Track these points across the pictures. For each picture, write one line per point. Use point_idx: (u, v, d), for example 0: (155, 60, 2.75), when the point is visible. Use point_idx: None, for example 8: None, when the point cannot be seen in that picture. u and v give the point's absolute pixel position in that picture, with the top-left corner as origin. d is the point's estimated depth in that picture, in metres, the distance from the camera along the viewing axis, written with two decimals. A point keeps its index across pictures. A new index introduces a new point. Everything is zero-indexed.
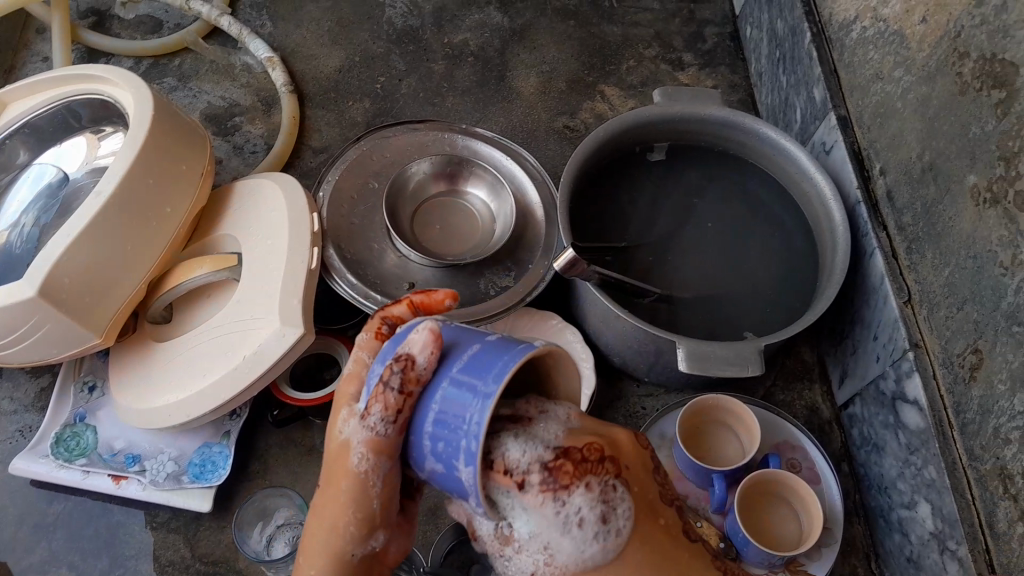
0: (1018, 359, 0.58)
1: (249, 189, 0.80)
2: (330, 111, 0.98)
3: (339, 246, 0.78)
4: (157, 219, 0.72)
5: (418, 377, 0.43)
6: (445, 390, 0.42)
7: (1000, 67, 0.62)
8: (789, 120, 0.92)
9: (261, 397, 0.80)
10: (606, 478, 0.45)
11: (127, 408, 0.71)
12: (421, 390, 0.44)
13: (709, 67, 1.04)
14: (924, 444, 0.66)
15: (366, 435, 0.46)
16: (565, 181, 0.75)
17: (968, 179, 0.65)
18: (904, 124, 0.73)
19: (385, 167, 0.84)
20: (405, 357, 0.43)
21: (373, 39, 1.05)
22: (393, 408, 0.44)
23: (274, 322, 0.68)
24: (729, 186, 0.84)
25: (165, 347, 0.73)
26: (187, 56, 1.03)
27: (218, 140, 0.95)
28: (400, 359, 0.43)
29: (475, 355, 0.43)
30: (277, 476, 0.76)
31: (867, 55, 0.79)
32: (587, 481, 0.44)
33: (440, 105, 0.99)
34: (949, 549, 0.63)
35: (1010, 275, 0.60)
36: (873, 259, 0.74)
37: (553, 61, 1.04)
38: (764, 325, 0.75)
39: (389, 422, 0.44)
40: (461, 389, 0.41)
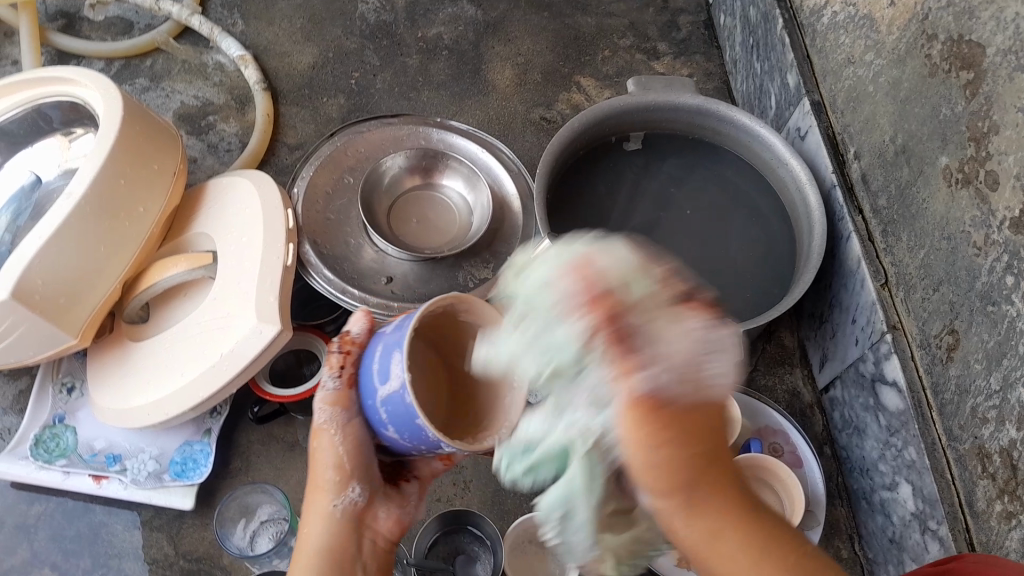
0: (994, 338, 0.59)
1: (223, 185, 0.79)
2: (304, 108, 0.98)
3: (315, 242, 0.77)
4: (130, 218, 0.71)
5: (354, 341, 0.55)
6: (381, 360, 0.51)
7: (968, 49, 0.62)
8: (764, 107, 0.93)
9: (241, 395, 0.79)
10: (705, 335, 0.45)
11: (105, 409, 0.71)
12: (357, 350, 0.55)
13: (684, 57, 1.04)
14: (903, 425, 0.66)
15: (342, 418, 0.55)
16: (541, 171, 0.75)
17: (939, 161, 0.65)
18: (877, 108, 0.73)
19: (359, 162, 0.84)
20: (348, 340, 0.55)
21: (346, 34, 1.04)
22: (340, 371, 0.55)
23: (251, 320, 0.67)
24: (706, 173, 0.84)
25: (141, 346, 0.72)
26: (159, 56, 1.02)
27: (191, 138, 0.94)
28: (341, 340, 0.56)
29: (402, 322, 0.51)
30: (259, 472, 0.75)
31: (838, 40, 0.79)
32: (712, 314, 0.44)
33: (415, 99, 0.99)
34: (930, 529, 0.64)
35: (983, 256, 0.60)
36: (850, 243, 0.74)
37: (528, 53, 1.04)
38: (743, 311, 0.75)
39: (338, 383, 0.55)
40: (387, 357, 0.50)
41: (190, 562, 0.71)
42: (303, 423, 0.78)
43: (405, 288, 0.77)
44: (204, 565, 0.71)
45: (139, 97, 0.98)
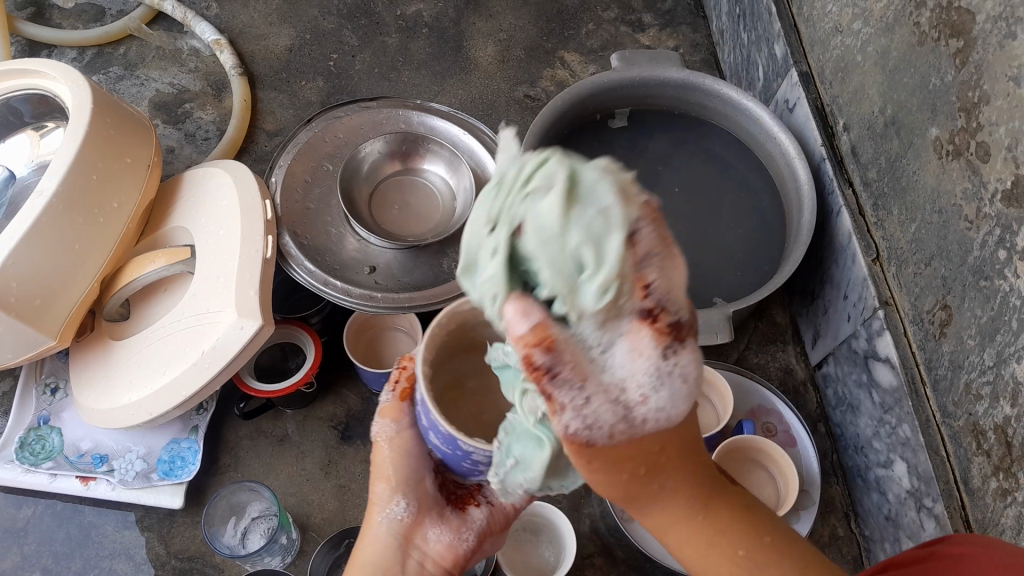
0: (987, 314, 0.58)
1: (200, 177, 0.77)
2: (282, 92, 0.95)
3: (296, 233, 0.76)
4: (106, 215, 0.70)
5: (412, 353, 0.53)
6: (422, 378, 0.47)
7: (958, 16, 0.60)
8: (752, 79, 0.91)
9: (228, 390, 0.78)
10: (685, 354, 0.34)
11: (89, 409, 0.70)
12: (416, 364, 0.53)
13: (669, 28, 1.02)
14: (897, 402, 0.66)
15: (391, 430, 0.52)
16: (524, 153, 0.74)
17: (930, 133, 0.63)
18: (865, 78, 0.72)
19: (338, 148, 0.82)
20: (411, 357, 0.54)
21: (323, 14, 1.02)
22: (394, 381, 0.54)
23: (232, 316, 0.66)
24: (693, 149, 0.82)
25: (123, 345, 0.71)
26: (132, 43, 0.99)
27: (168, 128, 0.93)
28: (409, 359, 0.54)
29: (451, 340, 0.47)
30: (249, 467, 0.75)
31: (825, 9, 0.77)
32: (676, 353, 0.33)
33: (396, 79, 0.97)
34: (926, 507, 0.63)
35: (974, 230, 0.59)
36: (840, 218, 0.73)
37: (510, 28, 1.02)
38: (732, 289, 0.74)
39: (389, 392, 0.54)
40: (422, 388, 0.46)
41: (182, 560, 0.71)
42: (292, 416, 0.77)
43: (389, 277, 0.76)
44: (196, 563, 0.71)
45: (113, 87, 0.96)
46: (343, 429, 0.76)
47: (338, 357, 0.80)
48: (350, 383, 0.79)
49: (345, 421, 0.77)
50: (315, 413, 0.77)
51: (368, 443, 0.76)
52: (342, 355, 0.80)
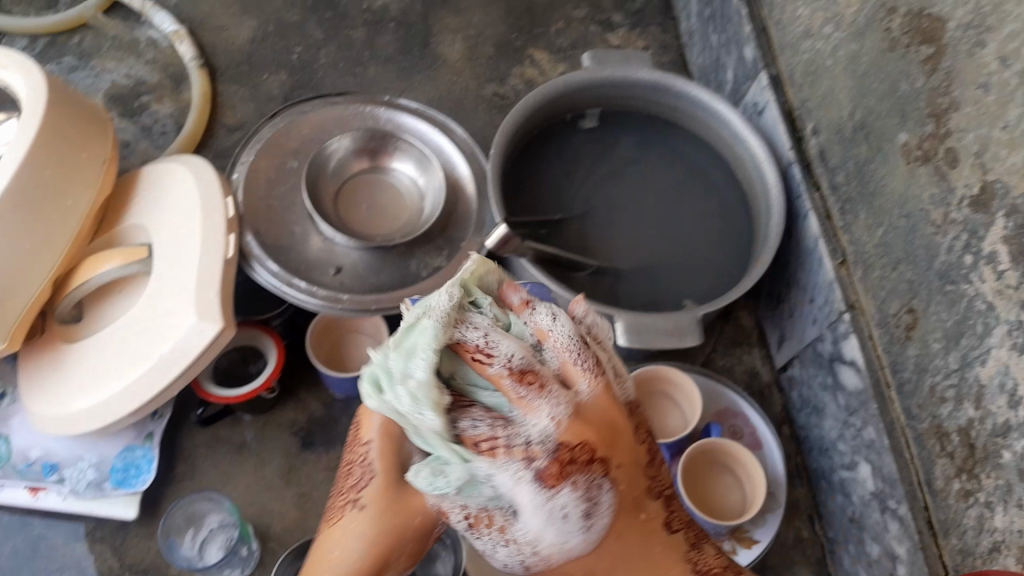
0: (954, 318, 0.58)
1: (157, 175, 0.75)
2: (243, 86, 0.93)
3: (259, 232, 0.74)
4: (57, 214, 0.67)
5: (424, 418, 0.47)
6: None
7: (928, 22, 0.61)
8: (720, 81, 0.91)
9: (186, 393, 0.76)
10: (594, 477, 0.41)
11: (39, 414, 0.67)
12: None
13: (639, 28, 1.02)
14: (862, 405, 0.66)
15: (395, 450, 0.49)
16: (495, 151, 0.72)
17: (899, 138, 0.64)
18: (834, 82, 0.72)
19: (303, 145, 0.80)
20: None
21: (287, 7, 0.99)
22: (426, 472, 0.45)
23: (190, 318, 0.64)
24: (662, 149, 0.82)
25: (75, 347, 0.68)
26: (87, 32, 0.96)
27: (124, 121, 0.89)
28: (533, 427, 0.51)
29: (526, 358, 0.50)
30: (207, 474, 0.72)
31: (795, 12, 0.78)
32: (573, 480, 0.40)
33: (361, 74, 0.95)
34: (890, 509, 0.63)
35: (942, 234, 0.59)
36: (808, 222, 0.73)
37: (480, 25, 1.00)
38: (703, 292, 0.74)
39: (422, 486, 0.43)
40: None
41: (136, 571, 0.68)
42: (252, 421, 0.75)
43: (355, 278, 0.74)
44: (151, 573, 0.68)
45: (66, 77, 0.92)
46: (305, 435, 0.75)
47: (300, 360, 0.78)
48: (312, 387, 0.77)
49: (307, 426, 0.75)
50: (274, 418, 0.75)
51: (331, 449, 0.74)
52: (305, 357, 0.79)
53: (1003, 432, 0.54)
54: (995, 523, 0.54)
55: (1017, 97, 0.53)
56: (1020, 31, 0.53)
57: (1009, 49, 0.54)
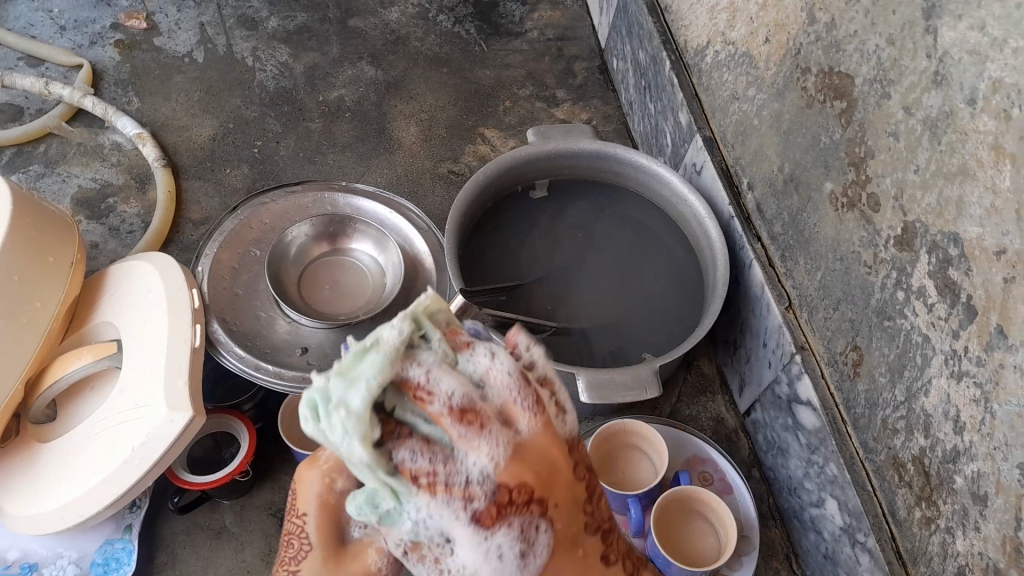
0: (894, 351, 0.61)
1: (124, 272, 0.77)
2: (207, 181, 0.96)
3: (225, 320, 0.76)
4: (27, 316, 0.69)
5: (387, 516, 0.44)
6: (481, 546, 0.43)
7: (839, 79, 0.66)
8: (661, 145, 0.96)
9: (162, 485, 0.77)
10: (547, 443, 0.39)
11: (14, 516, 0.67)
12: None
13: (582, 101, 1.07)
14: (822, 442, 0.68)
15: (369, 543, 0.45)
16: (451, 225, 0.76)
17: (825, 187, 0.68)
18: (763, 140, 0.77)
19: (265, 233, 0.83)
20: None
21: (246, 104, 1.04)
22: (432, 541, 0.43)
23: (159, 408, 0.65)
24: (611, 213, 0.86)
25: (48, 446, 0.69)
26: (52, 142, 0.99)
27: (91, 223, 0.92)
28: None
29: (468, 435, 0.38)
30: (187, 564, 0.72)
31: (722, 78, 0.83)
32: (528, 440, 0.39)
33: (321, 162, 0.99)
34: (860, 542, 0.64)
35: (874, 273, 0.63)
36: (752, 271, 0.76)
37: (431, 109, 1.05)
38: (660, 345, 0.77)
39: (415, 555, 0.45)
40: None
41: None
42: (229, 506, 0.75)
43: (322, 357, 0.76)
44: None
45: (34, 185, 0.95)
46: (283, 515, 0.75)
47: (275, 442, 0.79)
48: (289, 468, 0.78)
49: (285, 507, 0.76)
50: (252, 501, 0.76)
51: None
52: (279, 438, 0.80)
53: (953, 458, 0.56)
54: (956, 547, 0.55)
55: (923, 142, 0.58)
56: (919, 82, 0.58)
57: (911, 99, 0.59)
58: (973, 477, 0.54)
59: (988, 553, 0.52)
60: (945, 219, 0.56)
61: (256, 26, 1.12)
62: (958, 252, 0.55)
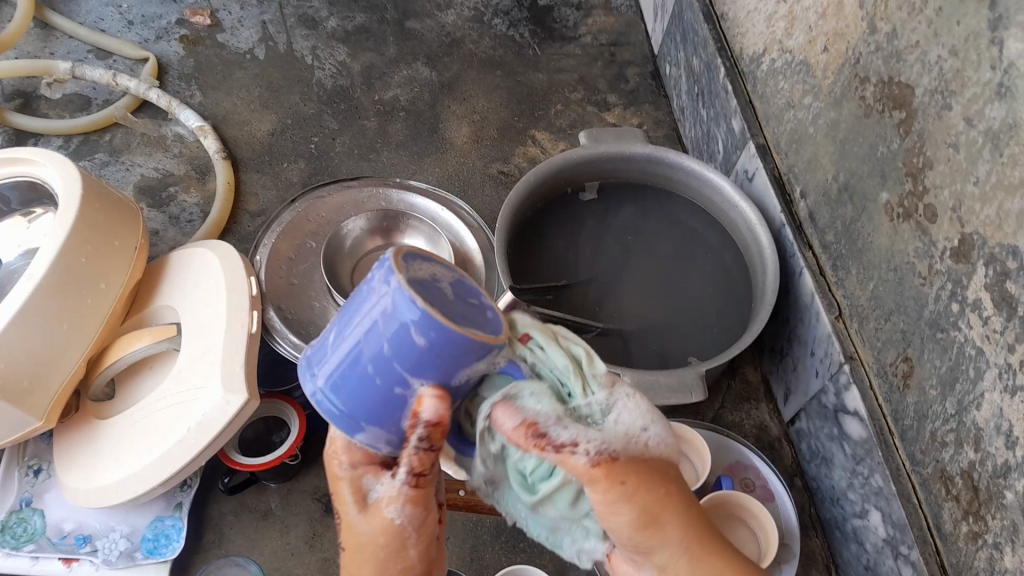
0: (946, 363, 0.60)
1: (183, 258, 0.80)
2: (264, 174, 0.99)
3: (280, 307, 0.78)
4: (92, 296, 0.71)
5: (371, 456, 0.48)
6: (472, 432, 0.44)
7: (899, 89, 0.66)
8: (713, 152, 0.96)
9: (211, 465, 0.79)
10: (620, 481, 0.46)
11: (72, 488, 0.70)
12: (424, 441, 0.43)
13: (633, 106, 1.08)
14: (868, 453, 0.67)
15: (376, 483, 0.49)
16: (502, 223, 0.77)
17: (881, 197, 0.68)
18: (818, 149, 0.76)
19: (321, 226, 0.85)
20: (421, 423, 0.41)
21: (304, 100, 1.06)
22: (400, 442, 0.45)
23: (215, 391, 0.67)
24: (661, 217, 0.86)
25: (107, 422, 0.71)
26: (118, 131, 1.02)
27: (153, 211, 0.95)
28: (417, 427, 0.42)
29: (455, 285, 0.42)
30: (233, 544, 0.74)
31: (777, 85, 0.83)
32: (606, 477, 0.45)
33: (375, 160, 1.01)
34: (903, 555, 0.63)
35: (928, 284, 0.62)
36: (802, 279, 0.76)
37: (484, 110, 1.07)
38: (707, 350, 0.76)
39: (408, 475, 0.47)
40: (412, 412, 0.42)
41: None
42: (275, 490, 0.77)
43: None
44: None
45: (99, 172, 0.98)
46: (327, 501, 0.77)
47: (322, 429, 0.81)
48: None
49: (329, 493, 0.77)
50: (298, 485, 0.77)
51: None
52: (326, 427, 0.81)
53: (1004, 473, 0.55)
54: (1004, 564, 0.55)
55: (983, 153, 0.57)
56: (981, 93, 0.57)
57: (972, 110, 0.58)
58: None
59: None
60: (1003, 231, 0.55)
61: (316, 25, 1.15)
62: (1016, 265, 0.54)
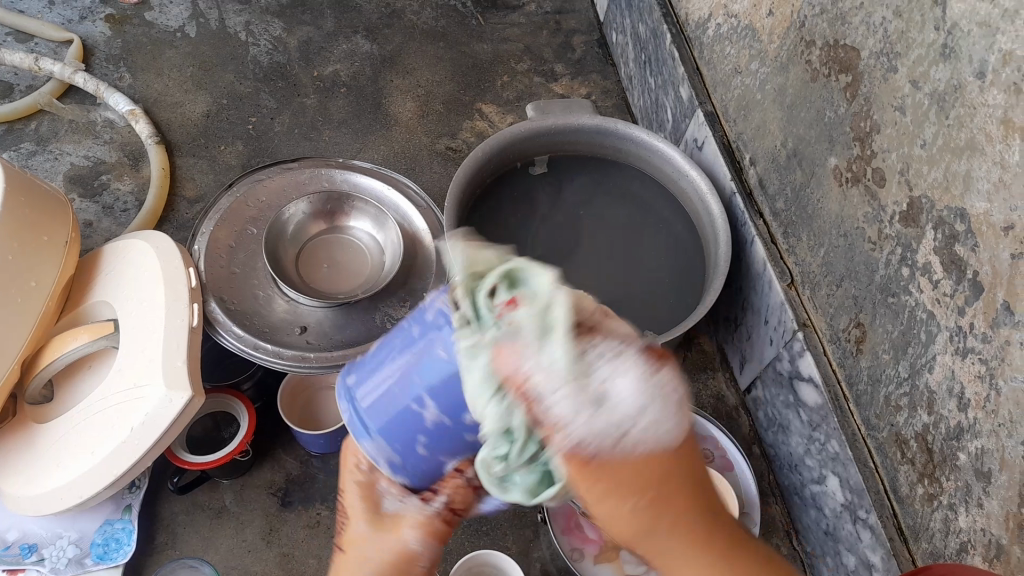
0: (898, 328, 0.60)
1: (118, 251, 0.76)
2: (201, 159, 0.95)
3: (222, 298, 0.75)
4: (21, 295, 0.68)
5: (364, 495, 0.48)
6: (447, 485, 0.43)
7: (844, 52, 0.65)
8: (661, 120, 0.95)
9: (160, 465, 0.76)
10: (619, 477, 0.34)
11: (12, 497, 0.67)
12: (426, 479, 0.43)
13: (581, 76, 1.06)
14: (824, 419, 0.67)
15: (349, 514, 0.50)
16: (450, 202, 0.75)
17: (829, 162, 0.67)
18: (766, 115, 0.76)
19: (261, 211, 0.82)
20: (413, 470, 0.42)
21: (239, 79, 1.02)
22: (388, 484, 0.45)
23: (157, 389, 0.64)
24: (611, 189, 0.85)
25: (45, 427, 0.68)
26: (43, 118, 0.97)
27: (85, 201, 0.91)
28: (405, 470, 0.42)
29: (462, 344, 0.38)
30: (187, 544, 0.72)
31: (724, 51, 0.82)
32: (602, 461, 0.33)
33: (317, 139, 0.97)
34: (861, 519, 0.64)
35: (878, 249, 0.62)
36: (754, 247, 0.76)
37: (428, 84, 1.04)
38: (662, 323, 0.76)
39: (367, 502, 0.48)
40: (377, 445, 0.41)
41: None
42: (229, 486, 0.75)
43: (321, 335, 0.75)
44: None
45: (25, 163, 0.93)
46: (283, 495, 0.75)
47: (274, 421, 0.79)
48: (288, 447, 0.78)
49: (284, 486, 0.76)
50: (252, 480, 0.76)
51: (310, 506, 0.75)
52: (278, 418, 0.79)
53: (957, 435, 0.55)
54: (959, 524, 0.55)
55: (929, 116, 0.57)
56: (926, 55, 0.57)
57: (917, 72, 0.58)
58: (977, 454, 0.53)
59: (991, 530, 0.52)
60: (951, 194, 0.55)
61: None
62: (964, 228, 0.54)
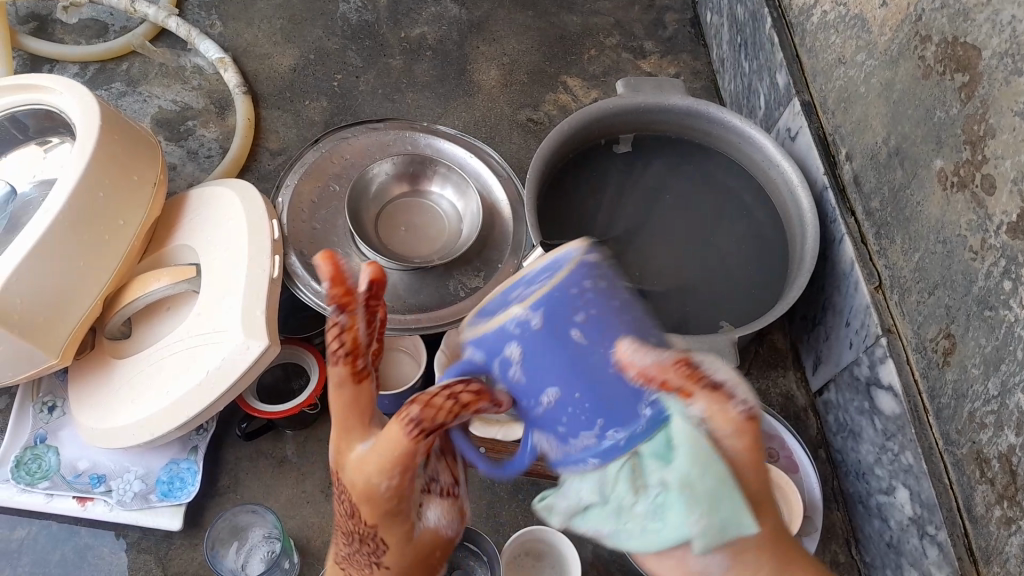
0: (991, 343, 0.58)
1: (204, 197, 0.77)
2: (286, 112, 0.95)
3: (301, 253, 0.76)
4: (109, 232, 0.69)
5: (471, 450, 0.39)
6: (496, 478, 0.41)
7: (963, 50, 0.62)
8: (753, 107, 0.92)
9: (227, 411, 0.78)
10: None
11: (88, 429, 0.68)
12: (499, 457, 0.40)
13: (670, 55, 1.03)
14: (900, 430, 0.65)
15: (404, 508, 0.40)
16: (533, 175, 0.74)
17: (935, 164, 0.64)
18: (869, 109, 0.73)
19: (344, 169, 0.83)
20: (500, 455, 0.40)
21: (328, 35, 1.02)
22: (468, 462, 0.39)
23: (236, 335, 0.65)
24: (696, 174, 0.83)
25: (124, 363, 0.70)
26: (135, 60, 0.99)
27: (171, 145, 0.92)
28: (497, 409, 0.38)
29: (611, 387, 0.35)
30: (249, 489, 0.74)
31: (828, 40, 0.79)
32: None
33: (400, 101, 0.97)
34: (929, 534, 0.62)
35: (979, 260, 0.60)
36: (843, 246, 0.73)
37: (514, 52, 1.03)
38: (739, 315, 0.74)
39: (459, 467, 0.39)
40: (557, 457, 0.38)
41: None
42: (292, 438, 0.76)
43: (393, 298, 0.76)
44: None
45: (116, 102, 0.95)
46: None
47: None
48: None
49: None
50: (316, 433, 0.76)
51: None
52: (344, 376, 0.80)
53: None
54: None
55: None
56: None
57: None
58: None
59: None
60: None
61: None
62: None
